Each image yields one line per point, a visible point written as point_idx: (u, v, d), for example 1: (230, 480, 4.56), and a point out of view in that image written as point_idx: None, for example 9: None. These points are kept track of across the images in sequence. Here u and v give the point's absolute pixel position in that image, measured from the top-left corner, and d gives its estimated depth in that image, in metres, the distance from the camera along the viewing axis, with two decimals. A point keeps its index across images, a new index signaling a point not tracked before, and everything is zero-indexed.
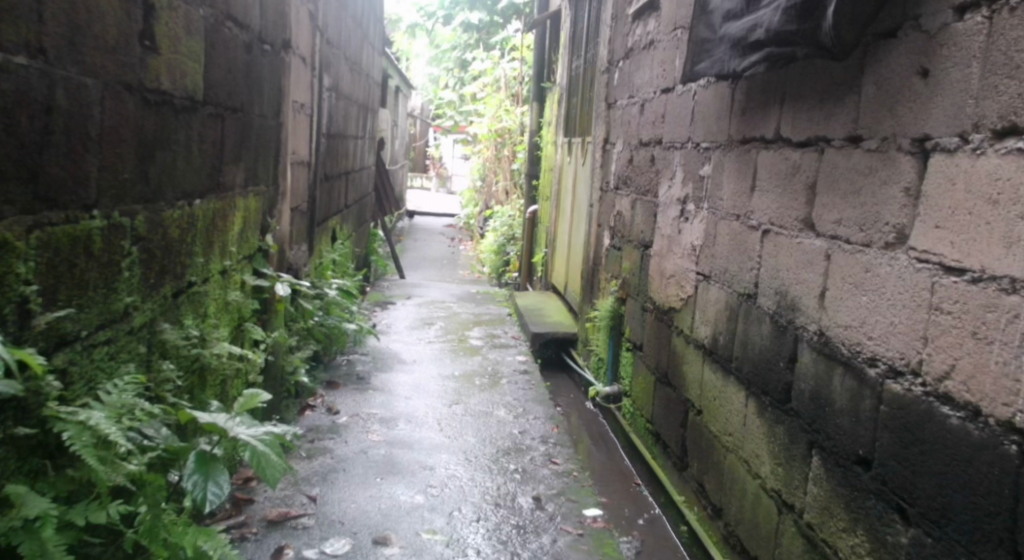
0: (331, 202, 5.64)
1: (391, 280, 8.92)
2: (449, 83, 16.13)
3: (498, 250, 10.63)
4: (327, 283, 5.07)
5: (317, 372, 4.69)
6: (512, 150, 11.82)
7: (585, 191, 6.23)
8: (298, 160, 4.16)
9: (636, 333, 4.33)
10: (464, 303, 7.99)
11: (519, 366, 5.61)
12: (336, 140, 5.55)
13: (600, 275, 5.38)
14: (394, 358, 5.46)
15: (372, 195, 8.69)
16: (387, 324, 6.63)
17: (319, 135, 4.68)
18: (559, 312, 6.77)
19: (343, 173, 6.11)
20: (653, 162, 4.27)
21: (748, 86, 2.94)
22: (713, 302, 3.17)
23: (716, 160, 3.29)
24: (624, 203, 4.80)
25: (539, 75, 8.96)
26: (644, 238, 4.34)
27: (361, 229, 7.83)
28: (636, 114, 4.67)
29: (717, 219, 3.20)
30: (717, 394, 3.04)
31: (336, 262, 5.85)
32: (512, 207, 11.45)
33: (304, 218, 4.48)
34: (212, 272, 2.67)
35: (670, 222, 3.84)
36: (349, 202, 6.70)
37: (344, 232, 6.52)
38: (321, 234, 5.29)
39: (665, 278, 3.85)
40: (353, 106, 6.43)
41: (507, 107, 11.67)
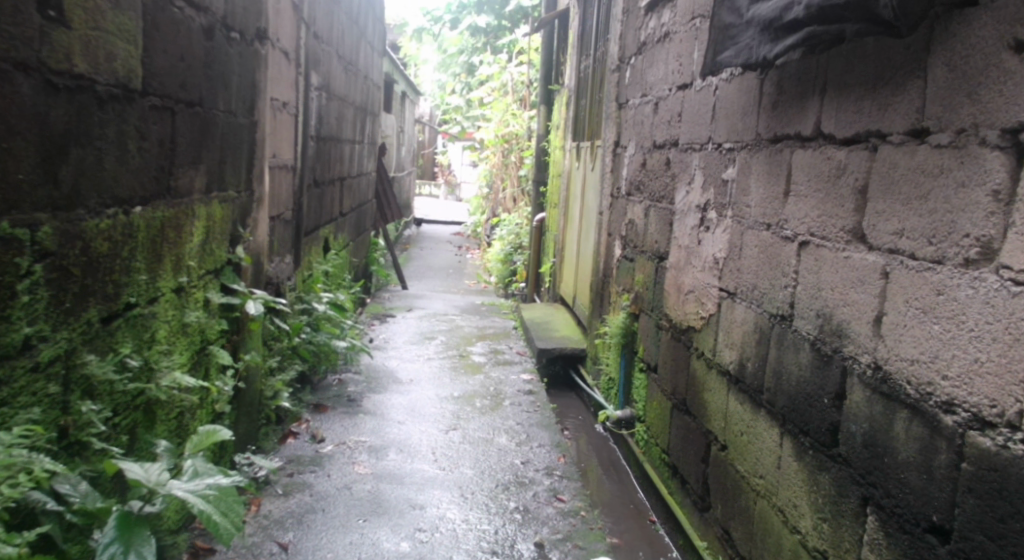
0: (324, 210, 5.28)
1: (392, 291, 8.57)
2: (456, 89, 15.81)
3: (505, 259, 10.27)
4: (316, 298, 4.72)
5: (304, 394, 4.32)
6: (520, 156, 11.47)
7: (594, 198, 5.87)
8: (280, 165, 3.81)
9: (651, 353, 3.96)
10: (468, 316, 7.62)
11: (523, 385, 5.23)
12: (328, 144, 5.20)
13: (611, 287, 5.01)
14: (389, 377, 5.10)
15: (372, 203, 8.33)
16: (385, 339, 6.26)
17: (305, 138, 4.33)
18: (568, 326, 6.40)
19: (337, 181, 5.76)
20: (668, 166, 3.90)
21: (779, 76, 2.57)
22: (738, 323, 2.79)
23: (741, 162, 2.92)
24: (637, 212, 4.43)
25: (546, 77, 8.60)
26: (658, 249, 3.97)
27: (360, 239, 7.48)
28: (649, 114, 4.31)
29: (744, 229, 2.83)
30: (745, 429, 2.67)
31: (328, 275, 5.50)
32: (519, 215, 11.10)
33: (289, 228, 4.13)
34: (162, 291, 2.32)
35: (688, 231, 3.47)
36: (345, 211, 6.35)
37: (339, 243, 6.16)
38: (311, 244, 4.94)
39: (682, 294, 3.48)
40: (348, 110, 6.09)
41: (514, 112, 11.32)
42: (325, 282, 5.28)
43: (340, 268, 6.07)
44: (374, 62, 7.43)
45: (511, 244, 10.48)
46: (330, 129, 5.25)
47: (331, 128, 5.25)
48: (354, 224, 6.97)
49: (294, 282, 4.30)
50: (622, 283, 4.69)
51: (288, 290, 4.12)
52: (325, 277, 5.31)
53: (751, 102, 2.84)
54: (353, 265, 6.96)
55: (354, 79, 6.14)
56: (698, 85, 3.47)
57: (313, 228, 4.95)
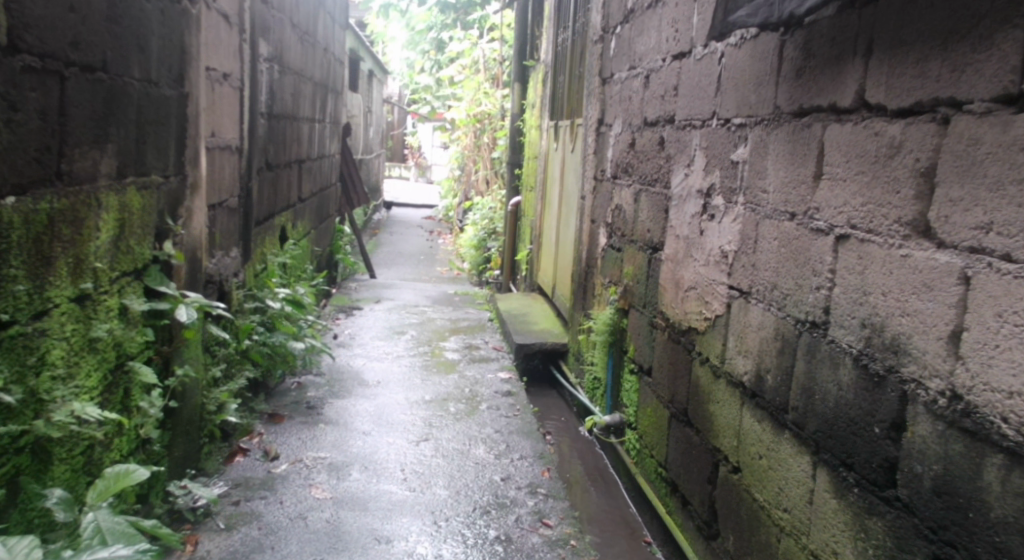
0: (280, 197, 4.82)
1: (360, 281, 8.11)
2: (426, 68, 15.28)
3: (479, 245, 9.84)
4: (271, 294, 4.27)
5: (257, 403, 3.87)
6: (493, 137, 11.03)
7: (576, 181, 5.45)
8: (221, 146, 3.35)
9: (643, 354, 3.56)
10: (441, 307, 7.18)
11: (501, 386, 4.81)
12: (283, 123, 4.73)
13: (595, 278, 4.61)
14: (355, 380, 4.66)
15: (336, 188, 7.85)
16: (352, 335, 5.81)
17: (253, 116, 3.86)
18: (548, 319, 5.99)
19: (295, 165, 5.30)
20: (660, 145, 3.49)
21: (805, 37, 2.16)
22: (754, 326, 2.39)
23: (753, 139, 2.51)
24: (625, 196, 4.02)
25: (521, 53, 8.15)
26: (650, 239, 3.56)
27: (323, 227, 7.01)
28: (638, 89, 3.89)
29: (759, 218, 2.42)
30: (762, 453, 2.26)
31: (285, 267, 5.04)
32: (493, 198, 10.66)
33: (235, 217, 3.67)
34: (56, 303, 1.93)
35: (687, 219, 3.06)
36: (306, 197, 5.89)
37: (300, 232, 5.70)
38: (266, 234, 4.47)
39: (681, 291, 3.08)
40: (307, 88, 5.62)
41: (487, 90, 10.85)
42: (282, 275, 4.82)
43: (300, 260, 5.61)
44: (336, 36, 6.94)
45: (485, 229, 10.05)
46: (286, 108, 4.78)
47: (286, 107, 4.78)
48: (316, 211, 6.50)
49: (243, 278, 3.84)
50: (609, 275, 4.28)
51: (236, 286, 3.66)
52: (282, 269, 4.85)
53: (766, 69, 2.43)
54: (316, 254, 6.50)
55: (312, 52, 5.66)
56: (698, 52, 3.06)
57: (267, 216, 4.48)
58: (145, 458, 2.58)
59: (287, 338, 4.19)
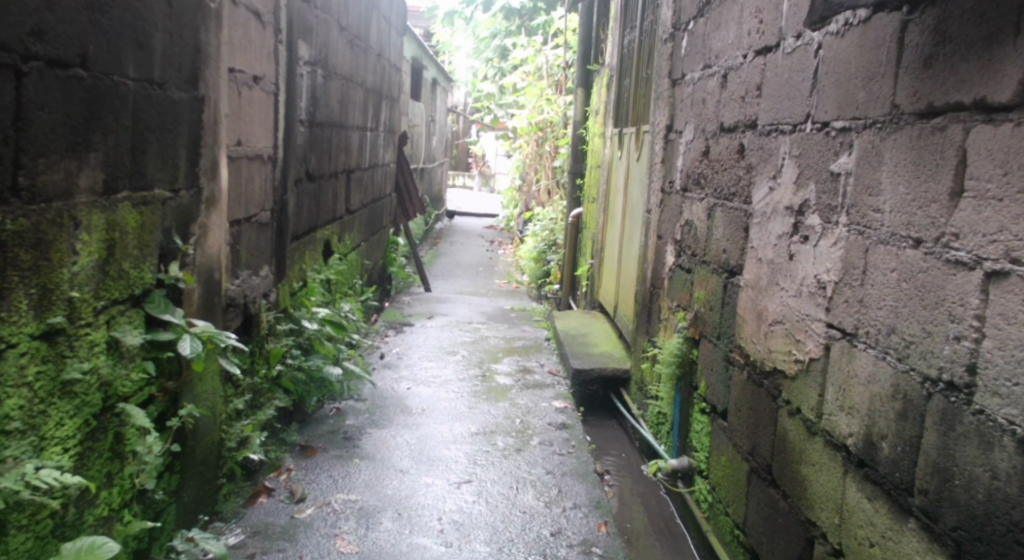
0: (322, 209, 4.51)
1: (413, 295, 7.80)
2: (488, 74, 14.97)
3: (538, 257, 9.47)
4: (309, 314, 3.95)
5: (288, 434, 3.55)
6: (555, 145, 10.65)
7: (641, 192, 5.03)
8: (250, 154, 3.04)
9: (717, 392, 3.13)
10: (496, 324, 6.81)
11: (555, 417, 4.41)
12: (327, 130, 4.42)
13: (662, 301, 4.19)
14: (397, 407, 4.31)
15: (390, 198, 7.56)
16: (399, 355, 5.47)
17: (290, 121, 3.56)
18: (608, 341, 5.58)
19: (341, 174, 4.99)
20: (740, 154, 3.06)
21: (938, 20, 1.73)
22: (862, 377, 1.96)
23: (861, 147, 2.08)
24: (697, 211, 3.59)
25: (584, 56, 7.75)
26: (726, 261, 3.13)
27: (374, 240, 6.71)
28: (714, 91, 3.46)
29: (867, 244, 1.99)
30: (874, 540, 1.84)
31: (329, 283, 4.73)
32: (554, 208, 10.28)
33: (268, 232, 3.36)
34: (10, 343, 1.59)
35: (772, 239, 2.63)
36: (354, 208, 5.58)
37: (347, 245, 5.39)
38: (306, 248, 4.17)
39: (763, 324, 2.65)
40: (357, 92, 5.32)
41: (549, 97, 10.48)
42: (324, 292, 4.51)
43: (346, 275, 5.30)
44: (391, 39, 6.63)
45: (545, 241, 9.68)
46: (330, 113, 4.47)
47: (331, 112, 4.47)
48: (367, 223, 6.19)
49: (276, 298, 3.52)
50: (677, 300, 3.86)
51: (266, 308, 3.35)
52: (324, 287, 4.54)
53: (880, 61, 2.00)
54: (365, 267, 6.19)
55: (362, 55, 5.35)
56: (788, 45, 2.63)
57: (307, 230, 4.18)
58: (147, 511, 2.26)
59: (325, 364, 3.86)
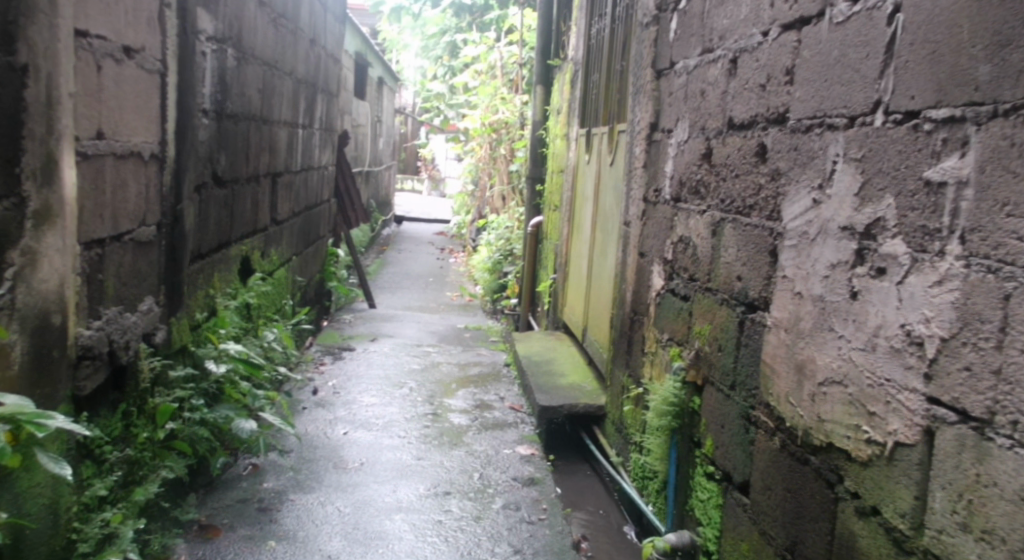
0: (238, 221, 3.76)
1: (355, 313, 7.04)
2: (438, 74, 14.20)
3: (493, 268, 8.87)
4: (217, 352, 3.19)
5: (182, 511, 2.79)
6: (511, 148, 9.96)
7: (617, 200, 4.37)
8: (119, 152, 2.28)
9: (728, 456, 2.47)
10: (448, 347, 6.08)
11: (520, 468, 3.71)
12: (242, 126, 3.66)
13: (649, 330, 3.52)
14: (331, 461, 3.57)
15: (328, 205, 6.79)
16: (336, 390, 4.71)
17: (186, 111, 2.80)
18: (577, 371, 4.90)
19: (264, 179, 4.24)
20: (759, 156, 2.40)
21: None
22: (1010, 490, 1.30)
23: (986, 144, 1.43)
24: (697, 227, 2.93)
25: (544, 50, 7.09)
26: (742, 291, 2.47)
27: (309, 253, 5.95)
28: (716, 80, 2.80)
29: (1007, 290, 1.34)
30: None
31: (248, 308, 3.97)
32: (510, 216, 9.62)
33: (152, 252, 2.60)
34: None
35: (816, 270, 1.97)
36: (282, 218, 4.81)
37: (273, 261, 4.62)
38: (214, 269, 3.41)
39: (801, 380, 1.99)
40: (283, 83, 4.56)
41: (504, 96, 9.78)
42: (239, 321, 3.75)
43: (271, 297, 4.52)
44: (327, 26, 5.87)
45: (500, 251, 9.06)
46: (246, 108, 3.71)
47: (247, 103, 3.72)
48: (300, 234, 5.44)
49: (167, 337, 2.77)
50: (670, 334, 3.20)
51: (150, 352, 2.59)
52: (239, 313, 3.78)
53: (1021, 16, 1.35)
54: (297, 285, 5.42)
55: (290, 39, 4.59)
56: (837, 10, 1.96)
57: (216, 248, 3.42)
58: None
59: (236, 415, 3.10)
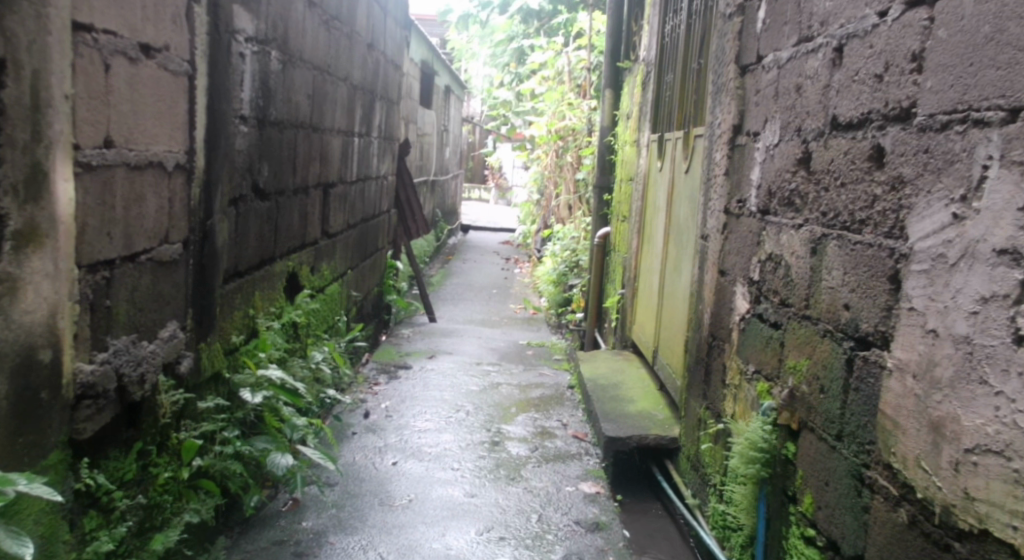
0: (284, 235, 3.51)
1: (414, 329, 6.80)
2: (503, 80, 13.96)
3: (559, 280, 8.57)
4: (255, 379, 2.93)
5: (207, 557, 2.54)
6: (577, 155, 9.62)
7: (693, 212, 4.00)
8: (135, 161, 2.01)
9: (835, 519, 2.11)
10: (509, 366, 5.77)
11: (585, 508, 3.38)
12: (288, 133, 3.42)
13: (732, 358, 3.15)
14: (377, 497, 3.29)
15: (387, 215, 6.55)
16: (389, 413, 4.44)
17: (221, 116, 2.55)
18: (648, 396, 4.53)
19: (315, 189, 4.00)
20: (874, 160, 2.03)
21: None
22: None
23: None
24: (792, 244, 2.56)
25: (613, 52, 6.74)
26: (850, 323, 2.10)
27: (366, 266, 5.71)
28: (817, 73, 2.43)
29: None
30: None
31: (294, 327, 3.73)
32: (576, 225, 9.29)
33: (177, 273, 2.34)
34: None
35: (958, 305, 1.61)
36: (335, 230, 4.57)
37: (325, 277, 4.38)
38: (255, 287, 3.16)
39: (939, 444, 1.64)
40: (337, 88, 4.32)
41: (571, 101, 9.45)
42: (284, 343, 3.51)
43: (321, 315, 4.28)
44: (387, 29, 5.63)
45: (566, 262, 8.74)
46: (294, 113, 3.47)
47: (295, 108, 3.47)
48: (355, 247, 5.20)
49: (197, 365, 2.51)
50: (757, 366, 2.83)
51: (174, 383, 2.34)
52: (284, 334, 3.53)
53: None
54: (352, 300, 5.18)
55: (344, 41, 4.35)
56: None
57: (259, 264, 3.18)
58: None
59: (273, 449, 2.84)
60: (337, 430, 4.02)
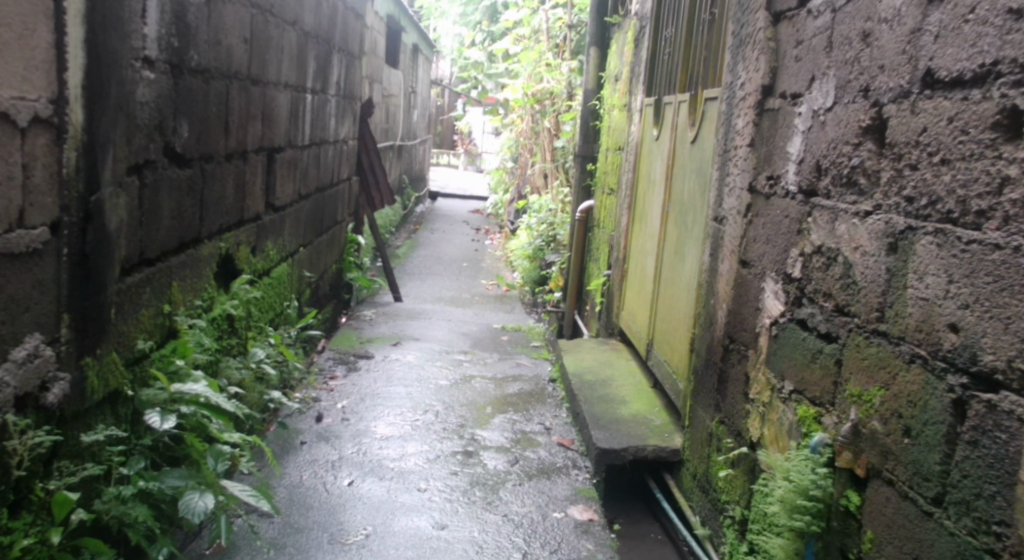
0: (215, 211, 2.89)
1: (377, 310, 6.19)
2: (475, 39, 13.22)
3: (535, 255, 8.00)
4: (167, 398, 2.34)
5: None
6: (556, 121, 9.00)
7: (704, 188, 3.42)
8: None
9: None
10: (482, 355, 5.20)
11: (576, 543, 2.82)
12: (217, 84, 2.78)
13: (759, 369, 2.60)
14: (327, 532, 2.71)
15: (348, 183, 5.90)
16: (345, 415, 3.85)
17: (109, 55, 1.92)
18: (641, 398, 3.99)
19: (256, 155, 3.37)
20: (1006, 129, 1.48)
21: None
22: None
23: None
24: (855, 237, 2.01)
25: (601, 5, 6.12)
26: (957, 350, 1.55)
27: (321, 243, 5.08)
28: (900, 13, 1.86)
29: None
30: None
31: (229, 321, 3.12)
32: (553, 196, 8.70)
33: (41, 268, 1.74)
34: None
35: None
36: (283, 203, 3.94)
37: (270, 259, 3.76)
38: (173, 276, 2.54)
39: None
40: (284, 35, 3.68)
41: (548, 62, 8.81)
42: (212, 342, 2.89)
43: (265, 304, 3.67)
44: None
45: (543, 236, 8.16)
46: (226, 60, 2.84)
47: (226, 53, 2.83)
48: (309, 221, 4.57)
49: (79, 387, 1.92)
50: (796, 384, 2.28)
51: (39, 418, 1.76)
52: (212, 332, 2.92)
53: None
54: (304, 281, 4.56)
55: None
56: None
57: (176, 248, 2.56)
58: None
59: (188, 486, 2.23)
60: (283, 441, 3.43)
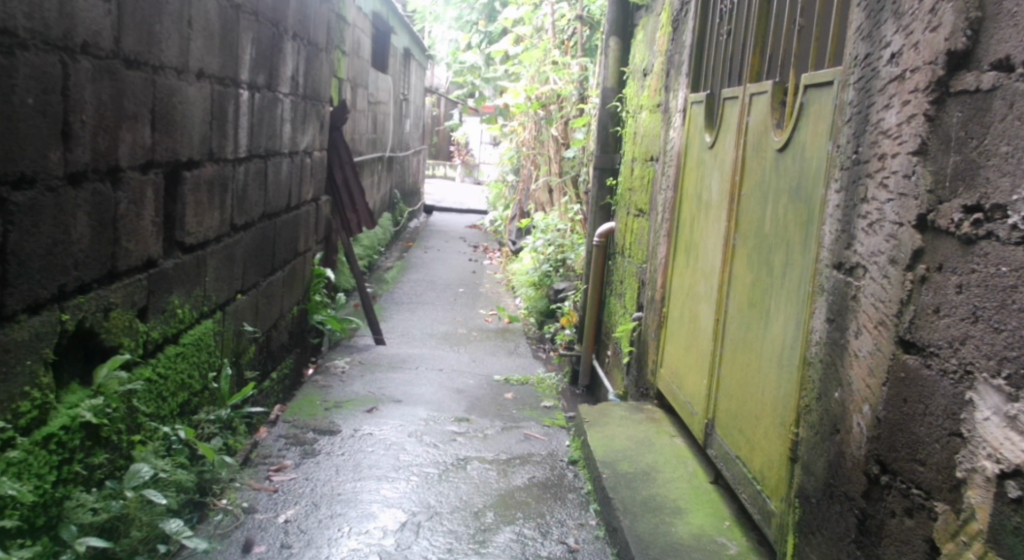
0: (51, 267, 1.79)
1: (351, 359, 5.07)
2: (472, 41, 12.15)
3: (542, 283, 6.92)
4: None
5: None
6: (564, 128, 7.91)
7: (810, 219, 2.31)
8: None
9: None
10: (480, 424, 4.06)
11: None
12: (40, 57, 1.68)
13: (968, 549, 1.49)
14: None
15: (314, 205, 4.78)
16: (287, 538, 2.72)
17: None
18: (702, 506, 2.87)
19: (146, 174, 2.27)
20: None
21: None
22: None
23: None
24: None
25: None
26: None
27: (275, 282, 3.97)
28: None
29: None
30: None
31: (88, 431, 2.01)
32: (562, 214, 7.62)
33: None
34: None
35: None
36: (205, 237, 2.83)
37: (179, 321, 2.64)
38: None
39: None
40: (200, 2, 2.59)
41: (556, 62, 7.74)
42: (37, 483, 1.79)
43: (166, 388, 2.55)
44: None
45: (550, 261, 7.08)
46: (60, 21, 1.74)
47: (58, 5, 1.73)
48: (251, 258, 3.45)
49: None
50: None
51: None
52: (42, 462, 1.82)
53: None
54: (245, 337, 3.45)
55: None
56: None
57: None
58: None
59: None
60: None
